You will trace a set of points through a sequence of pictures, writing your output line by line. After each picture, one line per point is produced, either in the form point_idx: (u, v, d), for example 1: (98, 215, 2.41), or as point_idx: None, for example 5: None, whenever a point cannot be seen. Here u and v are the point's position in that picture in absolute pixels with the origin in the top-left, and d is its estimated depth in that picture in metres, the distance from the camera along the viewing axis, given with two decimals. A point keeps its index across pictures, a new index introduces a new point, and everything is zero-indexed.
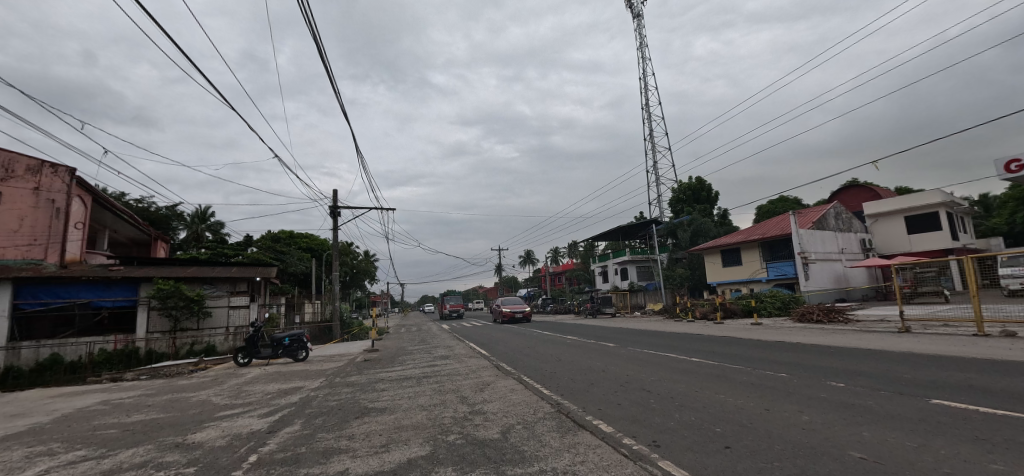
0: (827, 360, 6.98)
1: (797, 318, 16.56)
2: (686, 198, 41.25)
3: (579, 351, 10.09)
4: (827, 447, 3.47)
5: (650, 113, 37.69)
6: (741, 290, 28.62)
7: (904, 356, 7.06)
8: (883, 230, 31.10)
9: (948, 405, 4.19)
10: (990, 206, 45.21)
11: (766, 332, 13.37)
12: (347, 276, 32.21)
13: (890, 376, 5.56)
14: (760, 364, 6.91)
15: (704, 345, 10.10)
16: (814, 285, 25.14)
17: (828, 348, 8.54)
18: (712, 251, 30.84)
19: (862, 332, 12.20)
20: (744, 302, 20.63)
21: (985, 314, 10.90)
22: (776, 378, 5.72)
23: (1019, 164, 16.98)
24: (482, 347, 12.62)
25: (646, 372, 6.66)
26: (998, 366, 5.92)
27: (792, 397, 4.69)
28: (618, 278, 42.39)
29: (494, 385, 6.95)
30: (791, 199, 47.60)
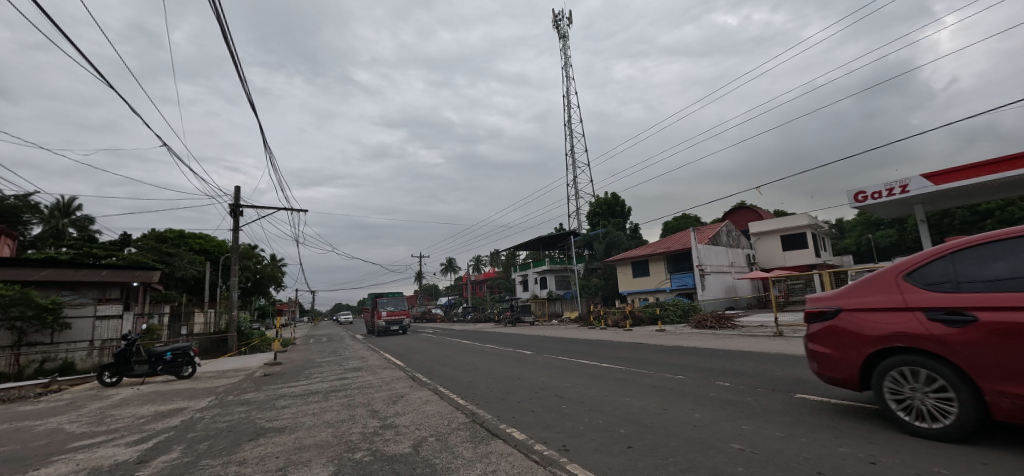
0: (718, 362, 7.74)
1: (694, 325, 18.27)
2: (602, 212, 43.86)
3: (498, 359, 10.06)
4: (714, 441, 3.80)
5: (572, 131, 39.69)
6: (648, 299, 30.87)
7: (778, 356, 8.06)
8: (764, 247, 35.66)
9: (809, 398, 4.84)
10: (843, 229, 54.21)
11: (668, 338, 14.51)
12: (248, 281, 29.27)
13: (766, 375, 6.30)
14: (662, 367, 7.43)
15: (614, 351, 10.67)
16: (708, 295, 27.97)
17: (719, 351, 9.47)
18: (625, 263, 32.98)
19: (745, 336, 13.76)
20: (650, 310, 22.30)
21: None
22: (675, 380, 6.20)
23: (863, 195, 20.56)
24: (397, 358, 12.11)
25: (561, 379, 6.81)
26: None
27: (689, 397, 5.10)
28: (537, 287, 43.59)
29: (407, 396, 6.65)
30: (693, 216, 52.93)
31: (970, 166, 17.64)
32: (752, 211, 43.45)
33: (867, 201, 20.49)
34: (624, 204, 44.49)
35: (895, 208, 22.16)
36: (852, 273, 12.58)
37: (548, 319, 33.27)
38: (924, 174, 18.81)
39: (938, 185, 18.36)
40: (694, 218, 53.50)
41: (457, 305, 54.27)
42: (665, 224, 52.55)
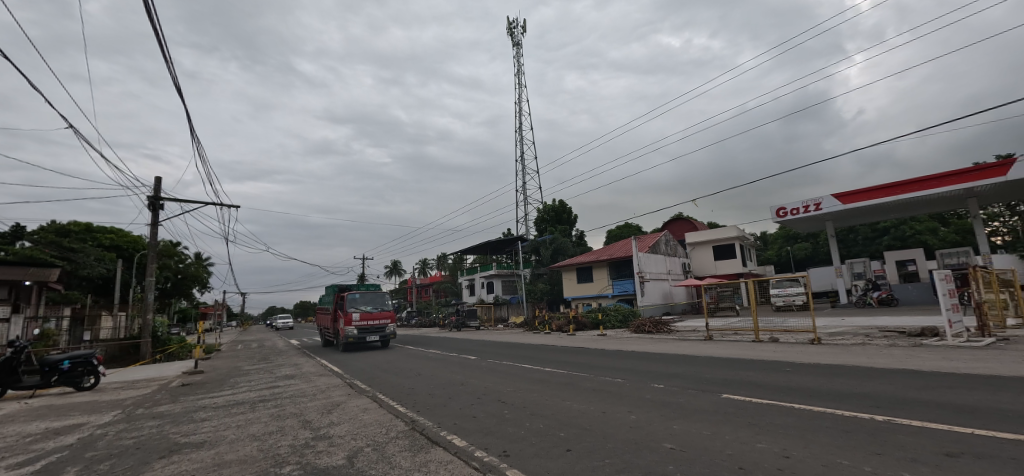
0: (651, 365, 8.10)
1: (633, 329, 19.02)
2: (549, 219, 44.74)
3: (442, 365, 9.82)
4: (647, 442, 3.95)
5: (523, 139, 40.19)
6: (591, 305, 31.84)
7: (705, 359, 8.60)
8: (698, 256, 38.02)
9: (734, 398, 5.18)
10: (766, 242, 59.25)
11: (608, 342, 14.94)
12: (169, 281, 26.69)
13: (696, 377, 6.65)
14: (601, 371, 7.63)
15: (555, 355, 10.84)
16: (647, 300, 29.33)
17: (653, 354, 9.93)
18: (571, 269, 33.79)
19: (678, 340, 14.51)
20: (592, 316, 22.96)
21: (761, 325, 13.83)
22: (614, 383, 6.39)
23: (784, 211, 22.57)
24: (334, 364, 11.52)
25: (504, 384, 6.79)
26: (766, 365, 7.61)
27: (626, 400, 5.26)
28: (484, 291, 43.50)
29: (343, 405, 6.33)
30: (634, 226, 55.48)
31: (872, 189, 19.91)
32: (688, 223, 46.31)
33: (788, 217, 22.51)
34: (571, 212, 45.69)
35: (811, 224, 24.51)
36: (774, 281, 13.68)
37: (493, 324, 33.20)
38: (834, 194, 20.97)
39: (846, 205, 20.55)
40: (637, 228, 56.15)
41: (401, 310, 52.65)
42: (610, 232, 54.60)
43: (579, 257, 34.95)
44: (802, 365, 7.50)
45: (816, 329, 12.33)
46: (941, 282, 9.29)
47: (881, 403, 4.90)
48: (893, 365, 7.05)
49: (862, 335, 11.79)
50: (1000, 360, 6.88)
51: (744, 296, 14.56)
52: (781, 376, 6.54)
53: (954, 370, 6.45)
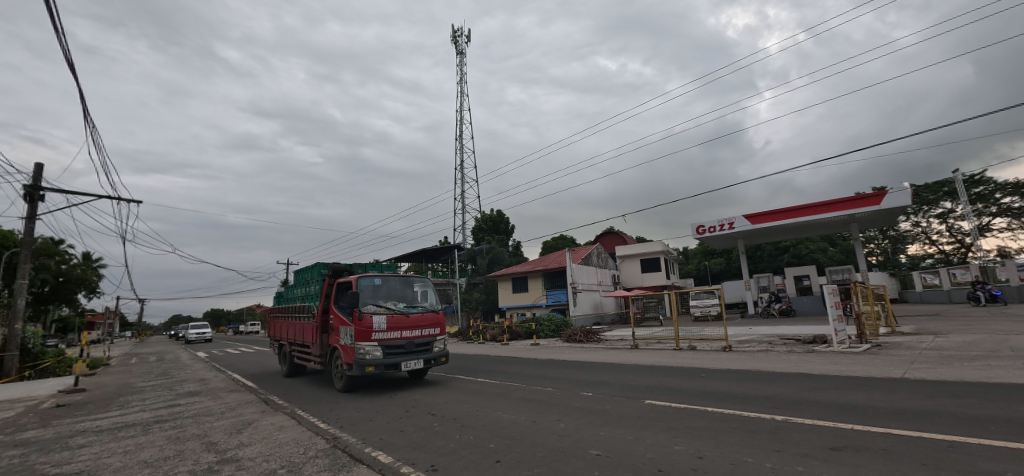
0: (580, 374, 8.37)
1: (565, 339, 19.50)
2: (487, 228, 44.93)
3: (369, 378, 9.32)
4: (575, 448, 4.04)
5: (463, 147, 40.08)
6: (526, 314, 32.28)
7: (628, 367, 9.06)
8: (627, 269, 40.12)
9: (655, 403, 5.48)
10: (686, 256, 64.08)
11: (541, 351, 15.20)
12: (47, 285, 23.08)
13: (622, 384, 6.97)
14: (533, 380, 7.72)
15: (488, 365, 10.82)
16: (579, 310, 30.32)
17: (581, 363, 10.27)
18: (508, 279, 33.99)
19: (605, 349, 15.13)
20: (526, 325, 23.21)
21: (681, 334, 14.83)
22: (545, 392, 6.49)
23: (704, 228, 24.52)
24: (246, 379, 10.55)
25: (436, 395, 6.59)
26: (681, 371, 8.19)
27: (555, 407, 5.36)
28: None
29: (257, 424, 5.79)
30: (569, 237, 57.36)
31: (777, 212, 22.26)
32: (617, 237, 48.92)
33: (706, 233, 24.46)
34: (508, 222, 46.24)
35: (725, 241, 26.88)
36: (693, 294, 14.73)
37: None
38: (746, 215, 23.20)
39: (755, 225, 22.77)
40: (570, 240, 58.20)
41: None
42: (546, 244, 55.97)
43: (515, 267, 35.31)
44: (715, 371, 8.14)
45: (728, 337, 13.44)
46: (829, 295, 10.55)
47: (779, 404, 5.46)
48: (789, 369, 7.87)
49: (766, 343, 13.06)
50: (870, 363, 7.99)
51: (668, 307, 15.53)
52: (696, 381, 7.05)
53: (836, 372, 7.37)
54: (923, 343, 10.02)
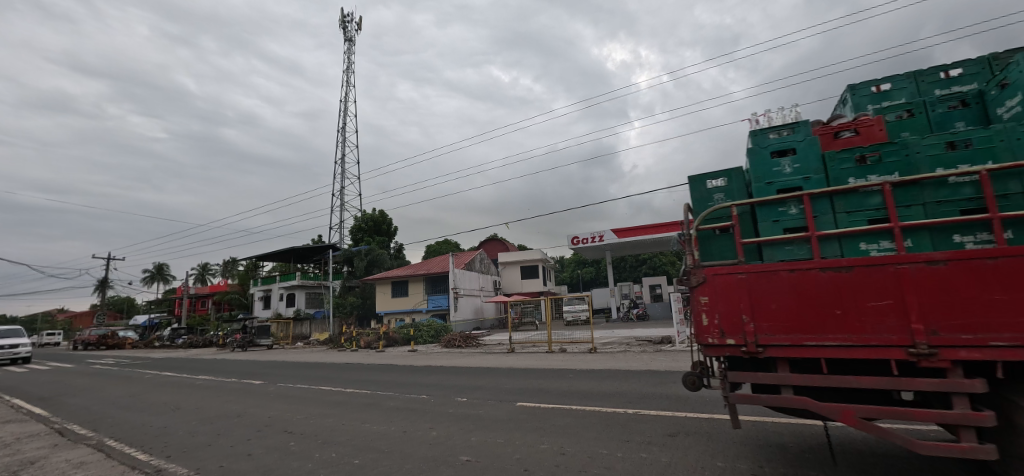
0: (459, 379, 8.42)
1: (444, 344, 19.42)
2: (367, 228, 42.96)
3: (216, 394, 8.07)
4: (445, 456, 4.01)
5: (346, 139, 37.67)
6: (404, 320, 31.36)
7: (506, 371, 9.35)
8: (508, 275, 41.92)
9: (525, 405, 5.75)
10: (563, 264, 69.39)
11: (419, 358, 14.94)
12: None
13: (496, 388, 7.16)
14: (407, 388, 7.47)
15: (360, 374, 10.24)
16: (459, 315, 30.55)
17: (460, 369, 10.39)
18: (388, 282, 32.81)
19: (483, 353, 15.53)
20: (404, 331, 22.51)
21: (554, 336, 15.95)
22: (418, 399, 6.35)
23: (578, 239, 26.70)
24: (33, 404, 8.33)
25: (294, 411, 5.97)
26: (548, 372, 8.79)
27: (429, 415, 5.28)
28: (282, 304, 38.55)
29: (44, 462, 4.58)
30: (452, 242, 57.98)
31: (638, 228, 25.33)
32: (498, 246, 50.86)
33: (581, 244, 26.65)
34: (391, 223, 44.80)
35: (595, 252, 29.74)
36: (565, 299, 16.01)
37: (290, 342, 29.12)
38: (613, 229, 25.95)
39: (621, 238, 25.56)
40: (455, 244, 58.70)
41: (164, 327, 41.68)
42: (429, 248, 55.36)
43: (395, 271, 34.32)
44: (581, 371, 8.85)
45: (593, 340, 14.89)
46: (674, 302, 12.31)
47: (630, 398, 6.17)
48: (641, 367, 8.96)
49: (625, 344, 14.76)
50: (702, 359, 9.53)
51: (541, 313, 16.54)
52: (562, 381, 7.60)
53: (677, 368, 8.61)
54: None
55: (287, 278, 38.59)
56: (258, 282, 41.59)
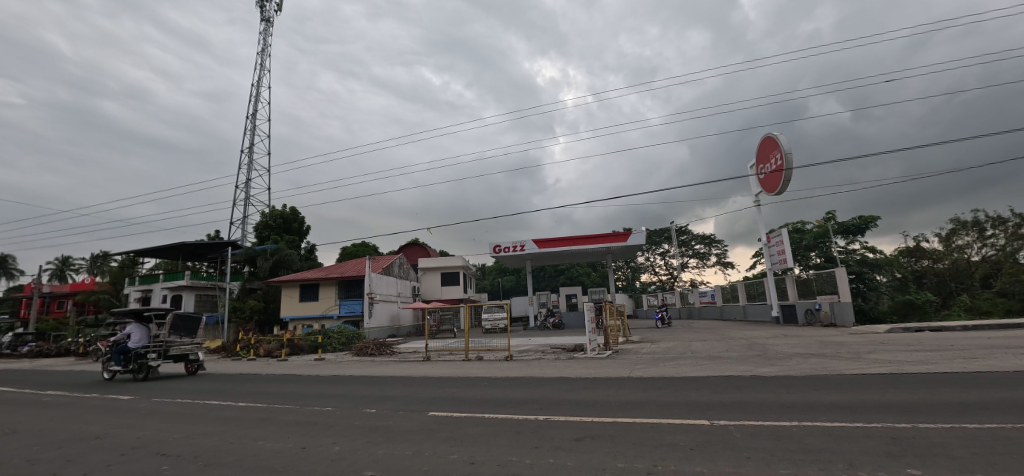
0: (367, 389, 8.10)
1: (356, 352, 18.54)
2: (274, 226, 40.09)
3: (62, 414, 6.80)
4: (348, 472, 3.79)
5: (257, 127, 34.65)
6: (312, 326, 29.38)
7: (417, 380, 9.16)
8: (428, 280, 41.26)
9: (437, 415, 5.65)
10: (486, 270, 69.85)
11: (326, 367, 14.08)
12: None
13: (408, 397, 6.97)
14: (310, 400, 7.00)
15: (253, 387, 9.37)
16: (374, 322, 28.86)
17: (369, 378, 10.01)
18: (295, 286, 30.52)
19: (396, 362, 15.06)
20: (311, 338, 21.17)
21: (471, 344, 15.94)
22: (322, 412, 5.97)
23: (500, 248, 27.06)
24: None
25: (167, 431, 5.25)
26: (460, 381, 8.74)
27: (332, 429, 4.98)
28: (164, 306, 34.24)
29: None
30: (371, 245, 55.71)
31: (558, 239, 26.31)
32: (420, 250, 49.79)
33: (502, 253, 27.02)
34: (303, 221, 42.10)
35: (516, 262, 30.30)
36: (484, 307, 16.16)
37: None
38: (534, 239, 26.69)
39: (541, 249, 26.36)
40: (374, 247, 56.39)
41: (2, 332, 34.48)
42: (346, 250, 52.47)
43: (305, 273, 32.03)
44: (494, 380, 8.93)
45: (508, 348, 15.14)
46: (588, 312, 12.90)
47: (540, 405, 6.37)
48: (553, 374, 9.28)
49: (540, 352, 15.21)
50: (609, 365, 10.13)
51: (460, 320, 16.47)
52: (474, 390, 7.62)
53: (585, 374, 9.08)
54: (643, 349, 13.25)
55: (174, 278, 34.18)
56: (136, 280, 36.26)
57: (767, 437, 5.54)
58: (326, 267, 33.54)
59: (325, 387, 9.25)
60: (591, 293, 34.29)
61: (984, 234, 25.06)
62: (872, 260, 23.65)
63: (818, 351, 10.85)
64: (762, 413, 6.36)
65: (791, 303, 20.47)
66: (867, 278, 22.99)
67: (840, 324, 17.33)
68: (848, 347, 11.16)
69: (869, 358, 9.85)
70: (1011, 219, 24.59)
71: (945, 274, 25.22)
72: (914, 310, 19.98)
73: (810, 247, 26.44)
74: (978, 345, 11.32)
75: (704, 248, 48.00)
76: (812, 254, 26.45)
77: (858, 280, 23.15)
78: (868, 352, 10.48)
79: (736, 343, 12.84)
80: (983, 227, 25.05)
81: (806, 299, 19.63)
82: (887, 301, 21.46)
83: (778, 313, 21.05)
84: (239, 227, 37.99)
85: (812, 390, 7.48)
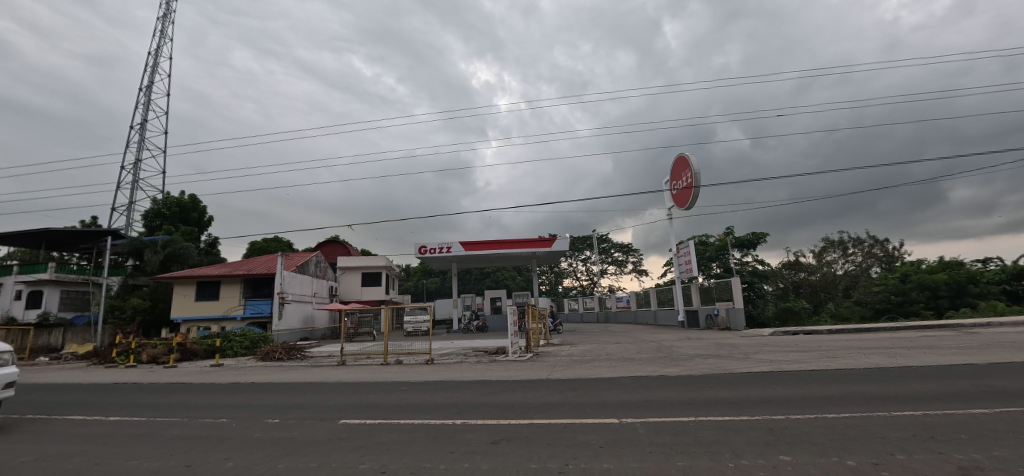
0: (269, 397, 7.56)
1: (260, 357, 17.14)
2: (168, 215, 35.81)
3: None
4: None
5: (153, 102, 30.83)
6: (210, 329, 26.63)
7: (327, 386, 8.73)
8: (347, 281, 39.42)
9: (348, 422, 5.42)
10: (411, 272, 68.34)
11: (223, 374, 12.84)
12: None
13: (315, 405, 6.61)
14: (201, 412, 6.37)
15: (129, 398, 8.30)
16: (284, 324, 26.89)
17: (273, 385, 9.34)
18: (193, 283, 27.38)
19: (306, 367, 14.17)
20: (207, 343, 19.19)
21: (390, 348, 15.50)
22: (214, 425, 5.44)
23: (426, 249, 26.59)
24: None
25: (12, 453, 4.42)
26: (374, 387, 8.47)
27: (225, 444, 4.55)
28: (18, 304, 28.94)
29: None
30: (285, 241, 51.83)
31: (485, 242, 26.51)
32: (342, 247, 47.24)
33: (428, 254, 26.58)
34: (204, 211, 38.07)
35: (442, 263, 29.97)
36: (405, 309, 15.77)
37: (29, 357, 21.74)
38: (461, 242, 26.64)
39: (467, 251, 26.36)
40: (287, 243, 52.55)
41: None
42: (256, 244, 48.15)
43: (205, 269, 28.89)
44: (411, 384, 8.77)
45: (430, 351, 14.95)
46: (511, 316, 13.15)
47: (459, 409, 6.36)
48: (472, 377, 9.35)
49: (461, 355, 15.21)
50: (528, 368, 10.41)
51: (380, 323, 15.90)
52: (389, 395, 7.44)
53: (504, 377, 9.25)
54: (562, 351, 13.75)
55: (33, 271, 28.88)
56: None
57: (668, 433, 6.04)
58: (231, 262, 30.55)
59: (217, 395, 8.47)
60: (516, 297, 34.86)
61: (846, 252, 29.60)
62: (761, 271, 26.86)
63: (715, 352, 12.07)
64: (664, 410, 6.92)
65: (695, 308, 22.51)
66: (758, 287, 26.01)
67: (734, 328, 19.39)
68: (740, 349, 12.56)
69: (755, 358, 11.14)
70: (867, 240, 29.34)
71: (817, 285, 29.34)
72: (792, 316, 22.99)
73: (712, 258, 29.29)
74: (838, 346, 13.32)
75: (622, 257, 51.23)
76: (714, 264, 29.34)
77: (750, 289, 26.09)
78: (755, 353, 11.86)
79: (646, 345, 13.84)
80: (846, 245, 29.59)
81: (707, 305, 21.72)
82: (772, 308, 24.50)
83: (683, 317, 23.02)
84: (124, 214, 33.44)
85: (708, 388, 8.29)
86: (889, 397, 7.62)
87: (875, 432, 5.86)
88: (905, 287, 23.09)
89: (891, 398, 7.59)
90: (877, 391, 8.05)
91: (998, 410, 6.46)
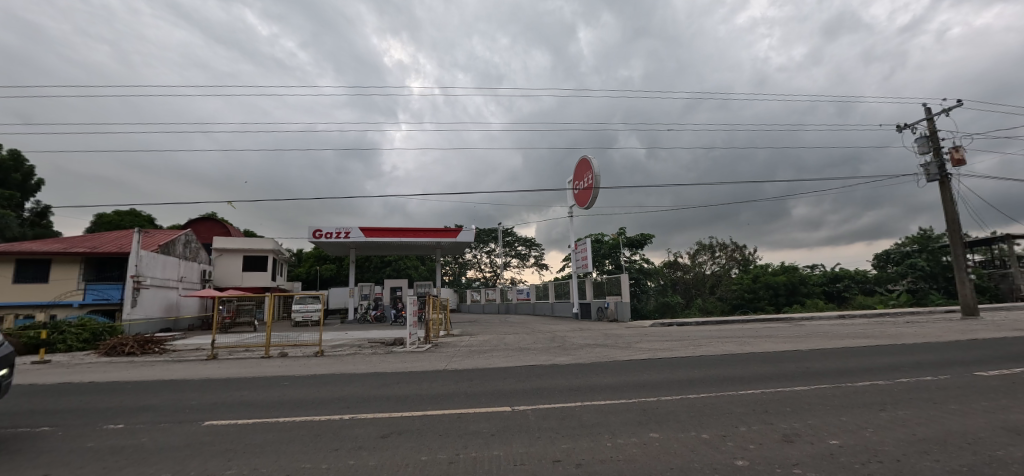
0: (113, 399, 6.48)
1: (104, 351, 14.57)
2: None
3: None
4: None
5: None
6: (35, 317, 21.94)
7: (191, 384, 7.77)
8: (223, 264, 35.13)
9: (215, 424, 4.88)
10: (302, 257, 63.35)
11: (51, 372, 10.71)
12: None
13: (176, 406, 5.88)
14: (18, 420, 5.28)
15: None
16: (140, 313, 23.24)
17: (121, 384, 8.05)
18: (11, 261, 22.23)
19: (169, 362, 12.44)
20: (29, 334, 15.77)
21: (274, 340, 14.32)
22: (32, 436, 4.53)
23: (320, 233, 24.78)
24: None
25: None
26: (250, 382, 7.75)
27: (44, 457, 3.82)
28: None
29: None
30: (144, 216, 44.32)
31: (387, 230, 25.58)
32: (220, 226, 41.88)
33: (322, 238, 24.80)
34: (31, 172, 30.97)
35: (339, 249, 28.29)
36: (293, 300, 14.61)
37: None
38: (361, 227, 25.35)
39: (368, 238, 25.18)
40: (147, 218, 45.07)
41: None
42: (106, 217, 40.50)
43: (29, 243, 23.55)
44: (297, 378, 8.21)
45: (320, 344, 14.10)
46: (413, 306, 13.03)
47: (347, 403, 6.13)
48: (366, 369, 9.05)
49: (355, 347, 14.59)
50: (426, 359, 10.41)
51: (263, 312, 14.52)
52: (267, 391, 6.86)
53: (400, 368, 9.11)
54: (460, 343, 13.93)
55: None
56: None
57: (556, 417, 6.51)
58: (66, 238, 25.29)
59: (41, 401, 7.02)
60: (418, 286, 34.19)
61: (714, 255, 34.21)
62: (646, 269, 29.96)
63: (603, 341, 13.24)
64: (554, 397, 7.45)
65: (588, 301, 24.32)
66: (642, 283, 28.93)
67: (621, 320, 21.52)
68: (624, 338, 13.94)
69: (636, 347, 12.45)
70: (730, 245, 34.31)
71: (690, 282, 33.47)
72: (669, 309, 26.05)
73: (606, 255, 31.79)
74: (702, 335, 15.52)
75: (525, 250, 53.25)
76: (607, 261, 31.95)
77: (636, 284, 28.93)
78: (637, 342, 13.27)
79: (542, 336, 14.66)
80: (714, 249, 34.24)
81: (599, 298, 23.58)
82: (653, 301, 27.46)
83: (578, 309, 24.75)
84: None
85: (593, 375, 9.03)
86: (737, 378, 9.12)
87: (725, 409, 6.96)
88: (755, 286, 27.57)
89: (738, 379, 9.08)
90: (728, 373, 9.58)
91: (809, 386, 8.12)
